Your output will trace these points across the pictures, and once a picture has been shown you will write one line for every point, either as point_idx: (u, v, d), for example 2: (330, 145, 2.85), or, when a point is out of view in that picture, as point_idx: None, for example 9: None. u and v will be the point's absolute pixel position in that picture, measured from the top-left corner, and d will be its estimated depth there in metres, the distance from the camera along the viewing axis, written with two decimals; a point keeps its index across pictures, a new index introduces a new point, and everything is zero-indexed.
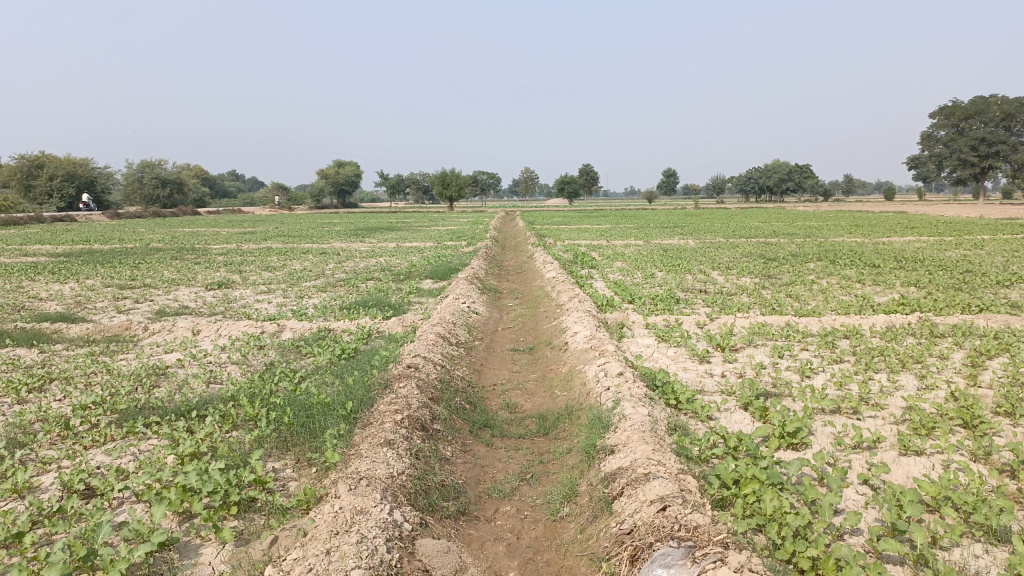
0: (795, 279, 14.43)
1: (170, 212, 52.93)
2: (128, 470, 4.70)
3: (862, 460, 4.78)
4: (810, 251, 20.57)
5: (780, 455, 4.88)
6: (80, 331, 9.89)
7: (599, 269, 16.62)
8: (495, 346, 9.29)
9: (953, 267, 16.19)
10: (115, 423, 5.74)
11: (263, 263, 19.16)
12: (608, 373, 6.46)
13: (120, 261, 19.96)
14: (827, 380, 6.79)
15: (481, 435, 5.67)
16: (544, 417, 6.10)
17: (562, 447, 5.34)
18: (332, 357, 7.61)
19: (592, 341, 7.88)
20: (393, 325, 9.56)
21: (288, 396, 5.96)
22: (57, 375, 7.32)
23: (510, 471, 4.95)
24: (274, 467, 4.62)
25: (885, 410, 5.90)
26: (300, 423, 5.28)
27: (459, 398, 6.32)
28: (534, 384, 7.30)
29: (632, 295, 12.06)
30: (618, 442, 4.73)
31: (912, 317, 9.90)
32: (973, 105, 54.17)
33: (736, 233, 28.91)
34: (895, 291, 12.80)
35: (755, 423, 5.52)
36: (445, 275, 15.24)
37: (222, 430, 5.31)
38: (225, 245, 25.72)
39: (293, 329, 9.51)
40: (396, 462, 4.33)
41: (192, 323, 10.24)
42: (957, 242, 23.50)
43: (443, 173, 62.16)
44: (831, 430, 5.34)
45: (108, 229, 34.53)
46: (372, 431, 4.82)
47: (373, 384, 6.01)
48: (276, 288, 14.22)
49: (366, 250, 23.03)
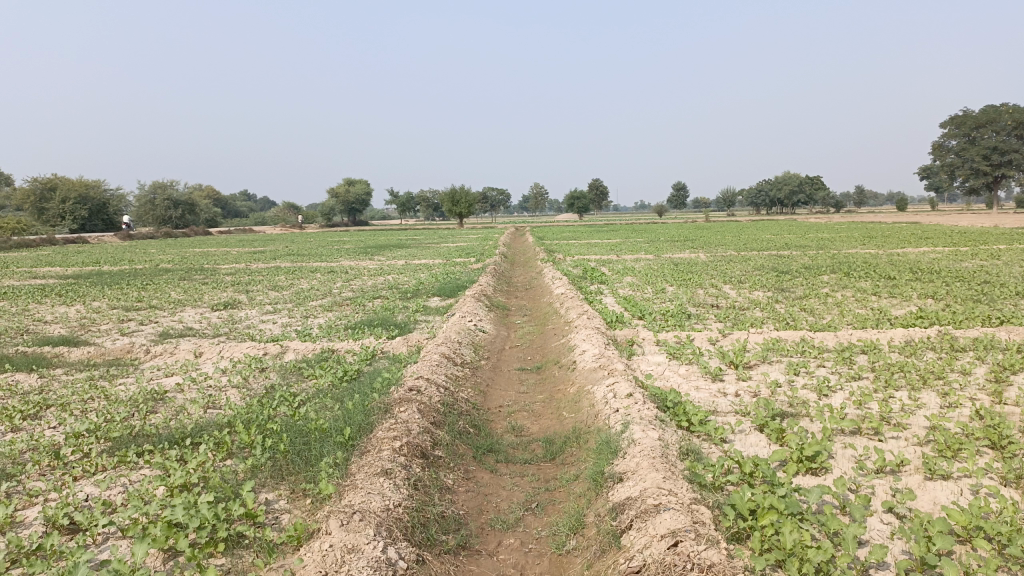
0: (809, 293, 14.14)
1: (181, 233, 53.12)
2: (116, 503, 4.51)
3: (886, 485, 4.52)
4: (823, 264, 20.26)
5: (798, 480, 4.63)
6: (81, 355, 9.72)
7: (609, 285, 16.38)
8: (502, 365, 9.07)
9: (970, 277, 15.86)
10: (107, 452, 5.55)
11: (270, 283, 19.04)
12: (617, 394, 6.22)
13: (128, 282, 19.87)
14: (845, 399, 6.54)
15: (485, 461, 5.45)
16: (551, 441, 5.87)
17: (569, 473, 5.10)
18: (333, 379, 7.41)
19: (601, 359, 7.66)
20: (397, 345, 9.36)
21: (285, 422, 5.77)
22: (53, 402, 7.14)
23: (514, 500, 4.72)
24: (267, 499, 4.41)
25: (907, 430, 5.64)
26: (296, 451, 5.08)
27: (463, 421, 6.10)
28: (542, 405, 7.08)
29: (643, 311, 11.81)
30: (627, 470, 4.50)
31: (931, 331, 9.61)
32: (984, 114, 53.75)
33: (747, 246, 28.60)
34: (912, 304, 12.49)
35: (772, 445, 5.27)
36: (453, 293, 15.05)
37: (216, 459, 5.11)
38: (233, 265, 25.66)
39: (296, 350, 9.33)
40: (393, 493, 4.12)
41: (194, 345, 10.08)
42: (972, 252, 23.13)
43: (452, 191, 62.15)
44: (852, 453, 5.08)
45: (118, 251, 34.55)
46: (369, 460, 4.61)
47: (373, 409, 5.81)
48: (282, 308, 14.06)
49: (374, 268, 22.91)
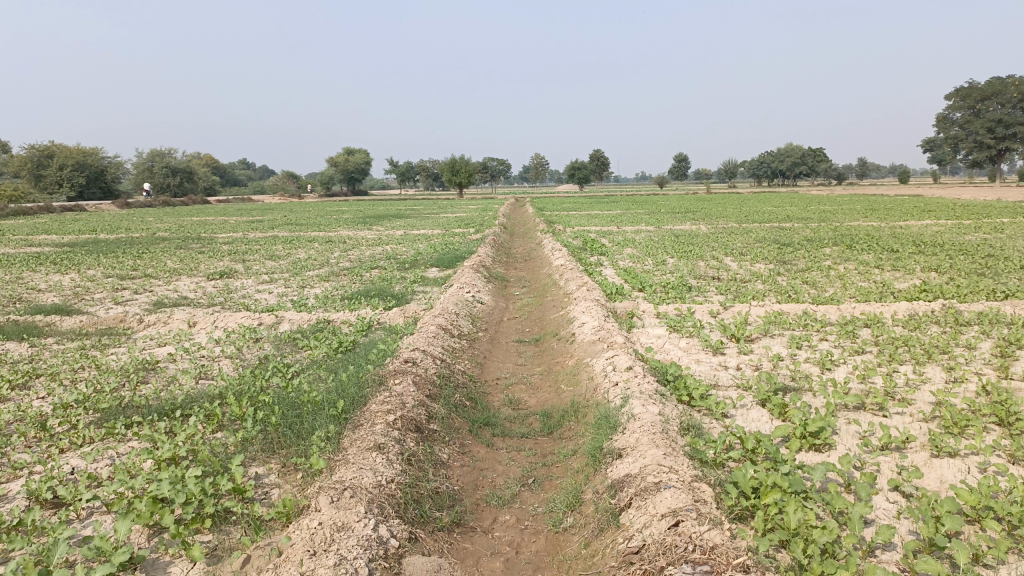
0: (811, 265, 14.00)
1: (179, 201, 52.74)
2: (102, 477, 4.40)
3: (892, 463, 4.41)
4: (826, 236, 20.05)
5: (802, 457, 4.51)
6: (73, 324, 9.59)
7: (609, 256, 16.21)
8: (500, 337, 8.95)
9: (973, 251, 15.68)
10: (94, 424, 5.43)
11: (267, 252, 18.87)
12: (616, 368, 6.10)
13: (124, 251, 19.68)
14: (848, 373, 6.42)
15: (481, 435, 5.33)
16: (548, 415, 5.75)
17: (567, 448, 4.99)
18: (328, 350, 7.28)
19: (600, 332, 7.53)
20: (394, 316, 9.22)
21: (277, 394, 5.64)
22: (43, 371, 7.02)
23: (510, 474, 4.61)
24: (257, 473, 4.30)
25: (913, 406, 5.52)
26: (288, 423, 4.97)
27: (459, 394, 5.98)
28: (540, 378, 6.97)
29: (643, 283, 11.64)
30: (626, 446, 4.39)
31: (935, 305, 9.47)
32: (990, 86, 53.13)
33: (748, 218, 28.38)
34: (915, 277, 12.33)
35: (774, 421, 5.15)
36: (452, 263, 14.87)
37: (206, 432, 5.00)
38: (231, 234, 25.46)
39: (291, 320, 9.19)
40: (386, 468, 4.01)
41: (188, 315, 9.95)
42: (975, 225, 22.94)
43: (452, 160, 61.58)
44: (857, 430, 4.96)
45: (115, 219, 34.33)
46: (362, 434, 4.49)
47: (367, 381, 5.69)
48: (278, 278, 13.90)
49: (373, 238, 22.70)
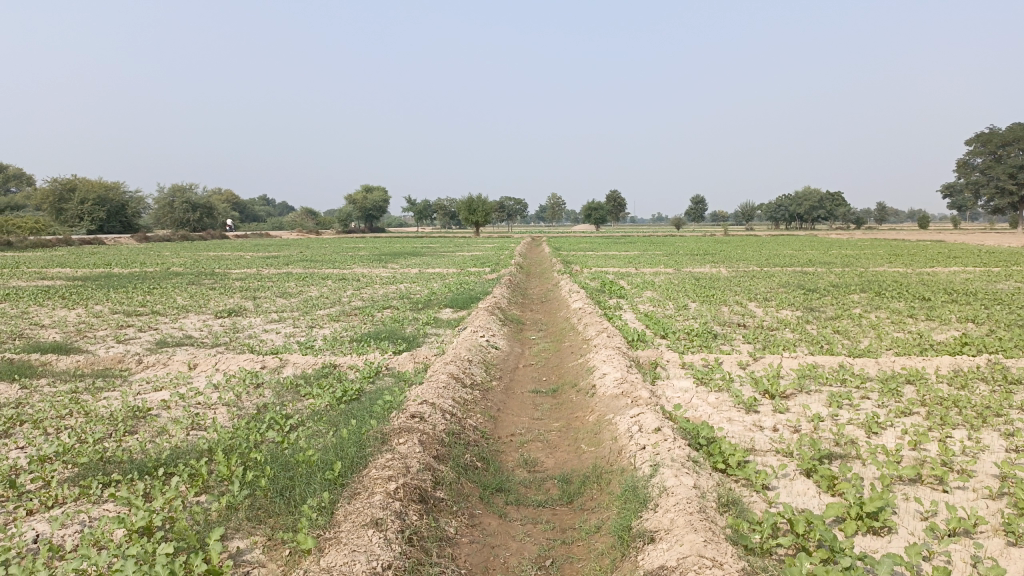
0: (841, 313, 13.42)
1: (198, 236, 52.97)
2: (66, 547, 3.92)
3: (965, 553, 3.83)
4: (852, 282, 19.42)
5: (859, 542, 3.96)
6: (69, 365, 9.17)
7: (628, 299, 15.74)
8: (515, 386, 8.44)
9: (1009, 300, 15.04)
10: (69, 481, 4.96)
11: (278, 289, 18.51)
12: (643, 429, 5.57)
13: (134, 286, 19.42)
14: (897, 438, 5.83)
15: (493, 503, 4.80)
16: (567, 480, 5.22)
17: (588, 523, 4.45)
18: (330, 399, 6.78)
19: (623, 385, 7.00)
20: (403, 361, 8.75)
21: (271, 452, 5.16)
22: (27, 417, 6.59)
23: (525, 554, 4.08)
24: (238, 548, 3.81)
25: (975, 479, 4.93)
26: (280, 488, 4.48)
27: (470, 454, 5.45)
28: (557, 435, 6.43)
29: (666, 329, 11.13)
30: (659, 528, 3.86)
31: (980, 360, 8.86)
32: (1012, 131, 52.49)
33: (769, 262, 27.83)
34: (953, 329, 11.68)
35: (822, 495, 4.60)
36: (466, 304, 14.43)
37: (190, 494, 4.52)
38: (244, 270, 25.23)
39: (295, 364, 8.72)
40: (383, 551, 3.50)
41: (190, 356, 9.51)
42: (1005, 272, 22.29)
43: (469, 199, 61.53)
44: (917, 508, 4.40)
45: (132, 253, 34.27)
46: (358, 506, 3.98)
47: (369, 439, 5.18)
48: (288, 316, 13.50)
49: (387, 276, 22.40)
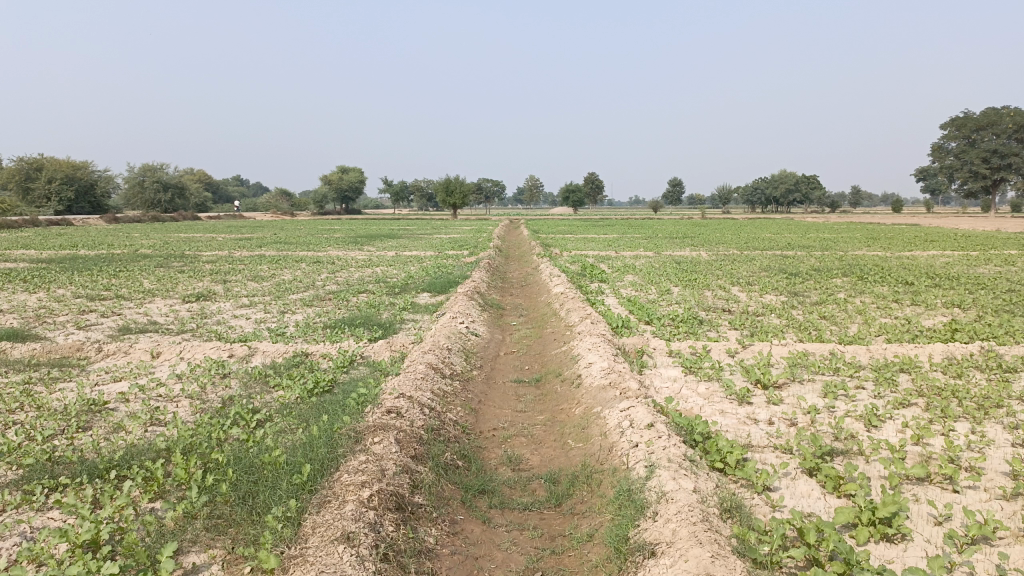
0: (826, 298, 13.20)
1: (169, 216, 51.80)
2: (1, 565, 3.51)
3: (987, 563, 3.54)
4: (832, 266, 19.23)
5: (873, 550, 3.67)
6: (24, 353, 8.65)
7: (610, 283, 15.42)
8: (496, 376, 8.08)
9: (991, 285, 14.92)
10: (12, 485, 4.53)
11: (250, 273, 17.93)
12: (634, 424, 5.23)
13: (100, 268, 18.73)
14: (898, 432, 5.56)
15: (476, 507, 4.45)
16: (554, 481, 4.87)
17: (579, 531, 4.11)
18: (301, 392, 6.39)
19: (611, 375, 6.66)
20: (379, 349, 8.35)
21: (234, 451, 4.75)
22: None
23: (512, 567, 3.74)
24: (193, 565, 3.42)
25: (985, 479, 4.66)
26: (243, 494, 4.09)
27: (450, 453, 5.09)
28: (542, 430, 6.08)
29: (650, 315, 10.82)
30: (660, 540, 3.54)
31: (972, 347, 8.63)
32: (985, 117, 52.89)
33: (748, 245, 27.73)
34: (940, 314, 11.51)
35: (828, 496, 4.30)
36: (444, 289, 14.03)
37: (143, 500, 4.12)
38: (216, 253, 24.56)
39: (265, 353, 8.28)
40: (354, 571, 3.14)
41: (153, 344, 9.01)
42: (982, 256, 22.30)
43: (446, 181, 60.78)
44: (931, 512, 4.11)
45: (100, 235, 33.14)
46: (329, 517, 3.60)
47: (341, 439, 4.78)
48: (259, 301, 13.00)
49: (364, 259, 21.87)
